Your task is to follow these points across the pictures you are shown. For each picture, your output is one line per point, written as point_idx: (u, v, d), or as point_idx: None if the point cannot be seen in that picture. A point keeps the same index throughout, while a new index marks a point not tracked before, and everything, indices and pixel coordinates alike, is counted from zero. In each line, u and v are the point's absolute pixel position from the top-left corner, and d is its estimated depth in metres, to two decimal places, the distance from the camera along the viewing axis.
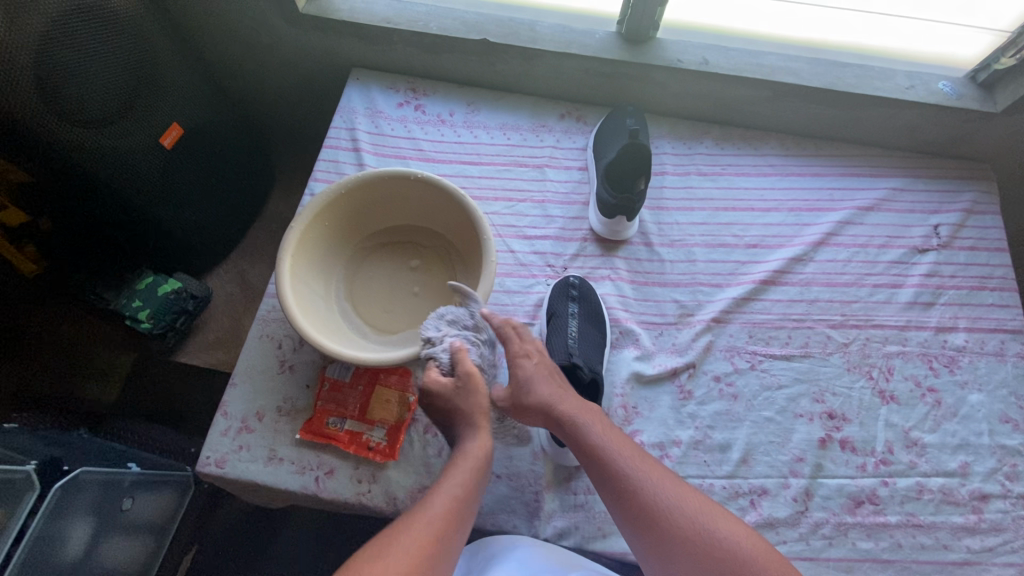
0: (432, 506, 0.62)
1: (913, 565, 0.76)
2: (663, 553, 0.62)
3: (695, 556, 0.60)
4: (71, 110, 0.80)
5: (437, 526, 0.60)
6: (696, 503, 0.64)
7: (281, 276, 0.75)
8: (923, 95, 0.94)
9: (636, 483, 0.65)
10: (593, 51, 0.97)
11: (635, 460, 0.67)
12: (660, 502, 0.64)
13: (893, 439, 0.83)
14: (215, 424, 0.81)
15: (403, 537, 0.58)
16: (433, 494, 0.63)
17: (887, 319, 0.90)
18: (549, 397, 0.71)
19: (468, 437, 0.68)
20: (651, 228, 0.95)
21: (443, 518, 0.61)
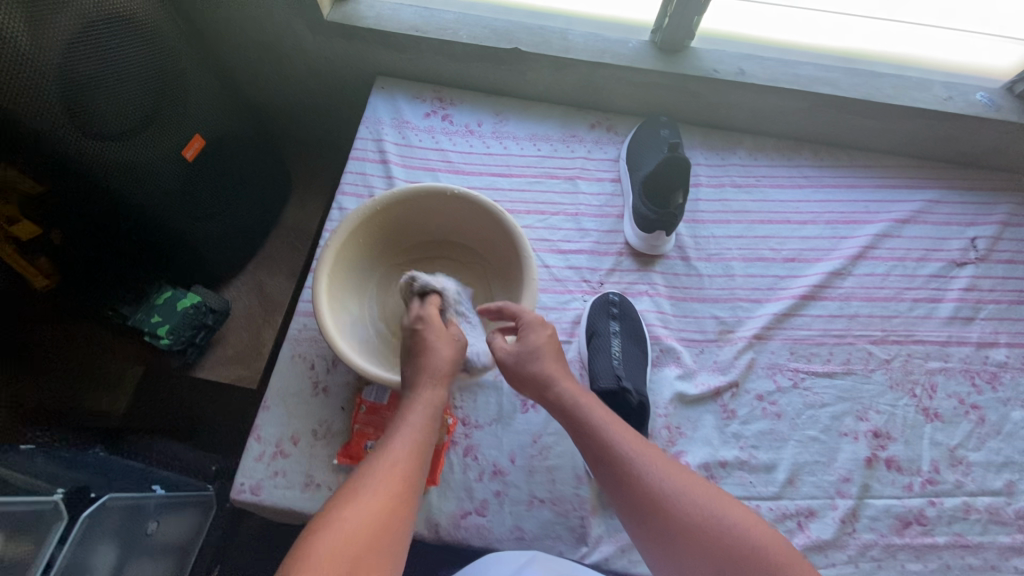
0: (396, 447, 0.60)
1: None
2: (666, 543, 0.58)
3: (701, 547, 0.57)
4: (92, 121, 0.76)
5: (401, 466, 0.58)
6: (702, 490, 0.60)
7: (319, 304, 0.72)
8: (961, 107, 0.93)
9: (637, 468, 0.62)
10: (627, 60, 0.94)
11: (635, 444, 0.64)
12: (662, 489, 0.60)
13: (938, 458, 0.83)
14: (249, 448, 0.79)
15: (371, 483, 0.56)
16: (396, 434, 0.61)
17: (928, 334, 0.90)
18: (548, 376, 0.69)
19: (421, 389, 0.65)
20: (687, 241, 0.93)
21: (407, 458, 0.59)
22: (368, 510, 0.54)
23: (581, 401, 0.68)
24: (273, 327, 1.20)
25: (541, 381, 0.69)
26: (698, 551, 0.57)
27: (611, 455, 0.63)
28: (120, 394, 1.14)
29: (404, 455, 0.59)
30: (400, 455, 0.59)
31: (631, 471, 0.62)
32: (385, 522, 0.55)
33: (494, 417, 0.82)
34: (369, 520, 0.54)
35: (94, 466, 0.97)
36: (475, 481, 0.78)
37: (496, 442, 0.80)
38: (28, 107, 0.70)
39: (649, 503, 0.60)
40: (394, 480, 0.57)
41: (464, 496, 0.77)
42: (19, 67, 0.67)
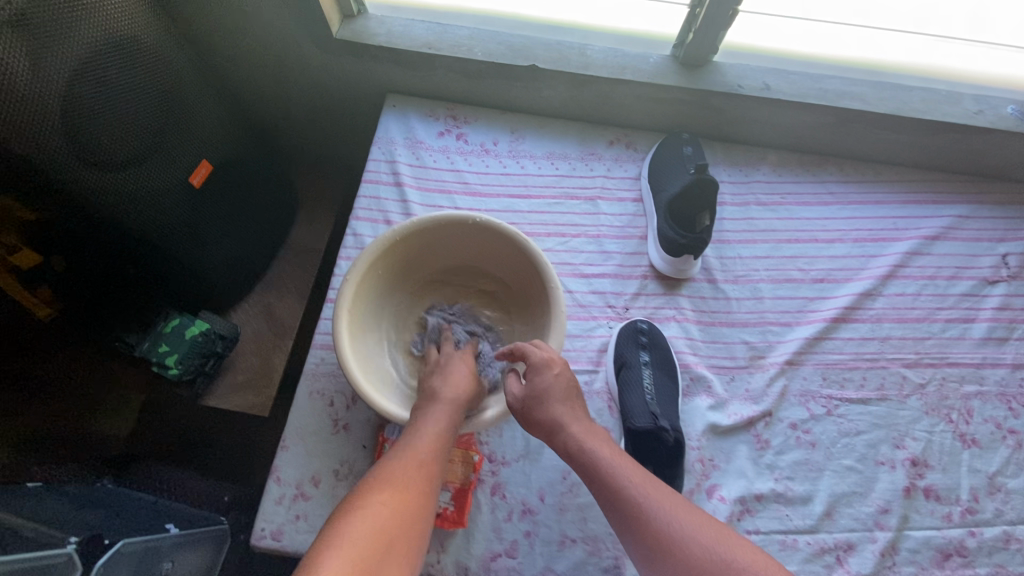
0: (416, 443, 0.61)
1: None
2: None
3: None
4: (95, 153, 0.72)
5: (422, 463, 0.60)
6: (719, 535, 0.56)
7: (338, 342, 0.69)
8: (993, 121, 0.90)
9: (647, 510, 0.58)
10: (649, 76, 0.91)
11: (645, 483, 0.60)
12: (673, 532, 0.56)
13: (977, 486, 0.81)
14: (268, 491, 0.76)
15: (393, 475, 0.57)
16: (416, 433, 0.62)
17: (961, 356, 0.89)
18: (556, 419, 0.66)
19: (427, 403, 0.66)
20: (714, 263, 0.91)
21: (428, 455, 0.61)
22: (390, 499, 0.55)
23: (591, 440, 0.65)
24: (284, 351, 1.15)
25: (548, 422, 0.67)
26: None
27: (620, 495, 0.60)
28: (121, 418, 1.10)
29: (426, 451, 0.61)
30: (421, 451, 0.61)
31: (641, 514, 0.58)
32: (407, 513, 0.55)
33: (521, 453, 0.79)
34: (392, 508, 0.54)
35: (106, 503, 0.93)
36: (504, 520, 0.76)
37: (525, 479, 0.78)
38: (30, 146, 0.65)
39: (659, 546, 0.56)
40: (415, 475, 0.58)
41: (494, 537, 0.75)
42: (23, 105, 0.62)
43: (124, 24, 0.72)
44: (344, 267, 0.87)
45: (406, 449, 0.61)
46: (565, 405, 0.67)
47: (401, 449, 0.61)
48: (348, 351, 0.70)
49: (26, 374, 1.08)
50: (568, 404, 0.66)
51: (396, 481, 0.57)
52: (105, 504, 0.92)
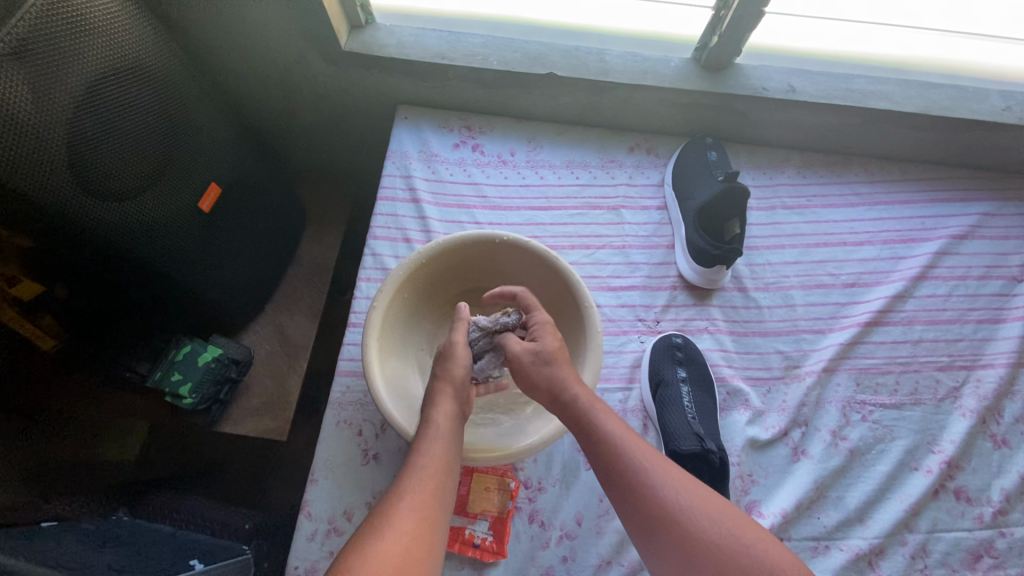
0: (422, 465, 0.55)
1: None
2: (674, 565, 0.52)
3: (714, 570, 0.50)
4: (102, 184, 0.66)
5: (429, 489, 0.53)
6: (722, 511, 0.53)
7: (369, 366, 0.67)
8: (1020, 117, 0.89)
9: (647, 481, 0.55)
10: (671, 81, 0.88)
11: (645, 453, 0.57)
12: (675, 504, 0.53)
13: (1009, 487, 0.80)
14: (300, 528, 0.73)
15: (397, 507, 0.51)
16: (421, 452, 0.56)
17: (996, 357, 0.87)
18: (560, 379, 0.62)
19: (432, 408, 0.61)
20: (743, 271, 0.90)
21: (437, 478, 0.54)
22: (398, 538, 0.49)
23: (594, 408, 0.60)
24: (299, 374, 1.08)
25: (551, 381, 0.62)
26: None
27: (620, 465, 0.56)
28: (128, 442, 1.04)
29: (433, 474, 0.55)
30: (428, 477, 0.54)
31: (641, 484, 0.55)
32: (418, 551, 0.49)
33: (558, 477, 0.77)
34: (400, 547, 0.48)
35: (126, 540, 0.84)
36: (541, 548, 0.73)
37: (561, 504, 0.76)
38: (32, 179, 0.59)
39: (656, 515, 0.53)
40: (422, 505, 0.52)
41: (531, 565, 0.73)
42: (17, 136, 0.57)
43: (120, 38, 0.66)
44: (365, 289, 0.84)
45: (412, 472, 0.54)
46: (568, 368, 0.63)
47: (406, 473, 0.55)
48: (379, 376, 0.67)
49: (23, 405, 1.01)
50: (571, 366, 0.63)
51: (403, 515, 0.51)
52: (125, 541, 0.83)
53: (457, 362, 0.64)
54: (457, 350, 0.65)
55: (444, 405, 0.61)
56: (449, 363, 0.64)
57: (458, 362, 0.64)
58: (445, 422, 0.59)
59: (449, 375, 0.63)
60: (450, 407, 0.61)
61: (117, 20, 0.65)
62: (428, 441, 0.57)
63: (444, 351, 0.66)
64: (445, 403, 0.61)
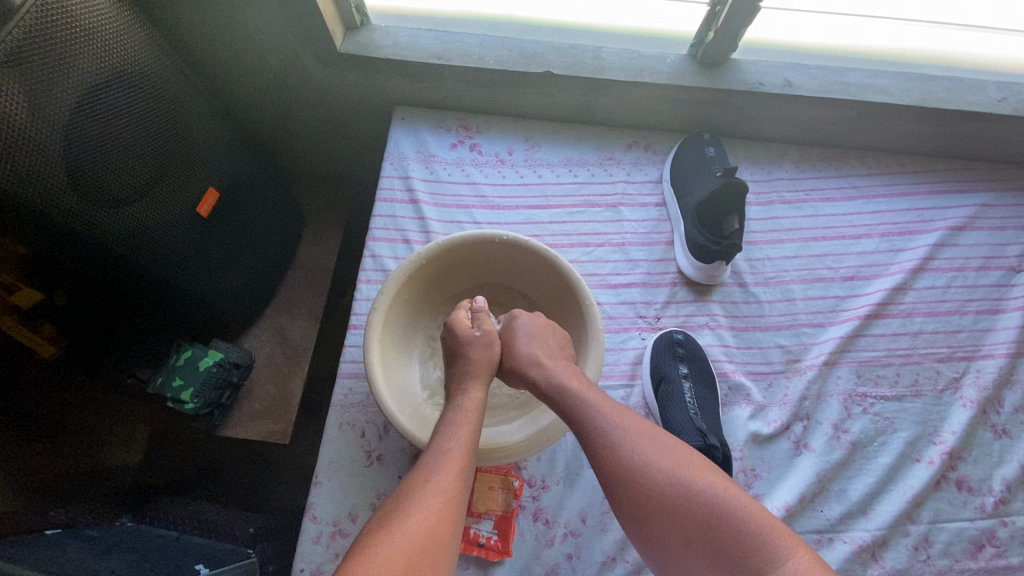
0: (448, 446, 0.54)
1: None
2: (641, 527, 0.52)
3: (676, 526, 0.50)
4: (99, 186, 0.66)
5: (457, 470, 0.52)
6: (688, 467, 0.52)
7: (374, 378, 0.66)
8: (1016, 108, 0.89)
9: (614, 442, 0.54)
10: (667, 77, 0.88)
11: (614, 415, 0.56)
12: (639, 464, 0.53)
13: (1009, 477, 0.80)
14: (305, 530, 0.73)
15: (420, 489, 0.50)
16: (448, 434, 0.56)
17: (996, 347, 0.87)
18: (531, 362, 0.64)
19: (462, 393, 0.62)
20: (742, 266, 0.90)
21: (464, 460, 0.54)
22: (423, 520, 0.47)
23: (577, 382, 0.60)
24: (301, 376, 1.07)
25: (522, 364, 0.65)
26: (675, 532, 0.50)
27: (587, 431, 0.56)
28: (129, 447, 1.04)
29: (460, 454, 0.54)
30: (455, 456, 0.53)
31: (608, 449, 0.54)
32: (444, 534, 0.48)
33: (562, 476, 0.77)
34: (430, 524, 0.47)
35: (130, 544, 0.83)
36: (546, 546, 0.74)
37: (565, 503, 0.76)
38: (29, 182, 0.58)
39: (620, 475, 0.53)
40: (451, 483, 0.51)
41: (536, 563, 0.73)
42: (13, 137, 0.56)
43: (113, 41, 0.66)
44: (365, 291, 0.84)
45: (436, 456, 0.53)
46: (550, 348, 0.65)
47: (431, 454, 0.54)
48: (383, 388, 0.66)
49: (27, 413, 1.01)
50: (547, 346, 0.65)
51: (432, 494, 0.50)
52: (128, 545, 0.83)
53: (490, 348, 0.67)
54: (490, 336, 0.67)
55: (475, 391, 0.62)
56: (480, 349, 0.66)
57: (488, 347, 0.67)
58: (473, 407, 0.60)
59: (481, 359, 0.66)
60: (481, 391, 0.62)
61: (112, 23, 0.65)
62: (457, 423, 0.57)
63: (475, 336, 0.67)
64: (477, 388, 0.63)
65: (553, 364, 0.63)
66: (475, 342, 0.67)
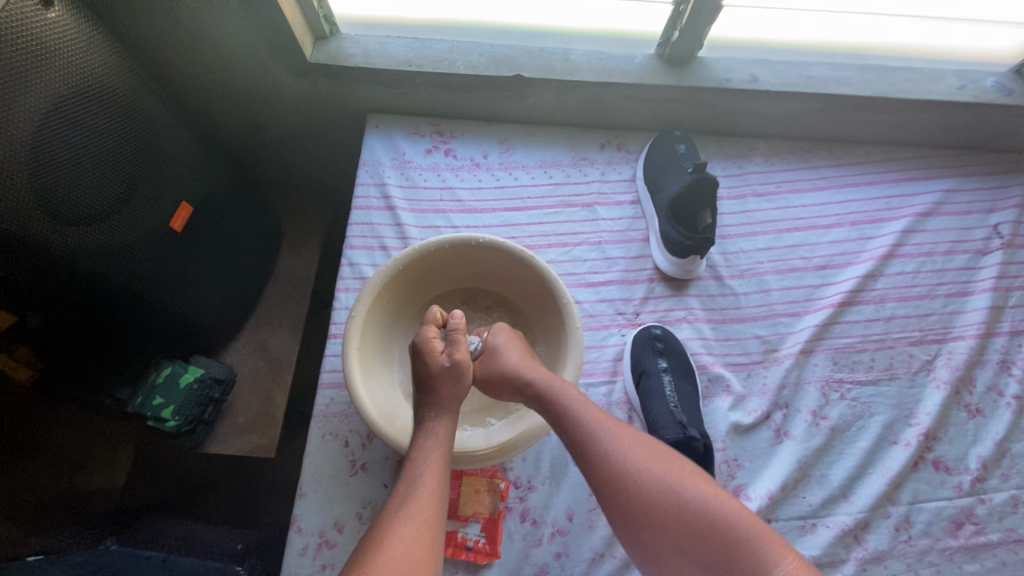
0: (421, 476, 0.54)
1: None
2: (634, 534, 0.52)
3: (702, 561, 0.49)
4: (66, 207, 0.65)
5: (430, 496, 0.52)
6: (683, 476, 0.53)
7: (359, 398, 0.65)
8: (976, 95, 0.92)
9: (605, 450, 0.55)
10: (636, 77, 0.90)
11: (607, 425, 0.57)
12: (632, 470, 0.53)
13: (984, 454, 0.82)
14: (290, 543, 0.72)
15: (397, 515, 0.50)
16: (418, 462, 0.55)
17: (966, 329, 0.89)
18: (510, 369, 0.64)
19: (432, 420, 0.59)
20: (718, 260, 0.91)
21: (437, 483, 0.54)
22: (400, 546, 0.47)
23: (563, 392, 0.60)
24: (284, 388, 1.10)
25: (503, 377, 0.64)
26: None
27: (604, 463, 0.54)
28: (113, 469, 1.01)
29: (431, 480, 0.53)
30: (426, 484, 0.53)
31: (602, 456, 0.54)
32: (423, 555, 0.48)
33: (547, 476, 0.77)
34: (406, 558, 0.47)
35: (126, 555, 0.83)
36: (534, 547, 0.74)
37: (551, 502, 0.76)
38: None
39: (626, 488, 0.52)
40: (424, 509, 0.51)
41: (525, 564, 0.73)
42: None
43: (78, 57, 0.65)
44: (344, 299, 0.83)
45: (410, 483, 0.53)
46: (519, 354, 0.66)
47: (403, 483, 0.53)
48: (366, 404, 0.66)
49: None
50: (518, 352, 0.66)
51: (403, 527, 0.49)
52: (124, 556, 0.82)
53: (458, 381, 0.61)
54: (461, 368, 0.62)
55: (444, 414, 0.60)
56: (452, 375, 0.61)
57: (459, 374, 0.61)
58: (444, 431, 0.59)
59: (452, 393, 0.61)
60: (453, 417, 0.60)
61: (75, 41, 0.64)
62: (426, 449, 0.56)
63: (444, 368, 0.61)
64: (450, 414, 0.60)
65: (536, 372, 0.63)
66: (444, 375, 0.61)
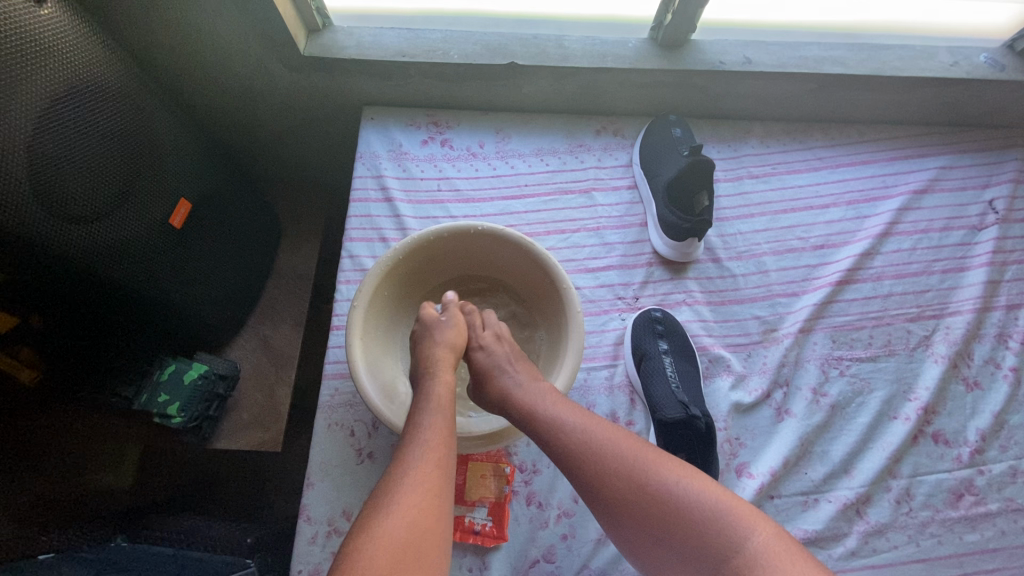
0: (427, 439, 0.54)
1: (1019, 550, 0.78)
2: (621, 530, 0.53)
3: (683, 549, 0.50)
4: (67, 206, 0.65)
5: (437, 460, 0.53)
6: (656, 467, 0.53)
7: (359, 375, 0.67)
8: (969, 71, 0.92)
9: (578, 453, 0.55)
10: (630, 62, 0.90)
11: (580, 426, 0.57)
12: (606, 470, 0.54)
13: (983, 427, 0.83)
14: (300, 532, 0.73)
15: (404, 479, 0.50)
16: (424, 426, 0.56)
17: (963, 304, 0.90)
18: (504, 392, 0.64)
19: (431, 380, 0.61)
20: (715, 242, 0.92)
21: (444, 447, 0.54)
22: (407, 512, 0.48)
23: (537, 400, 0.60)
24: (287, 382, 1.07)
25: (497, 395, 0.64)
26: (685, 561, 0.50)
27: (582, 467, 0.55)
28: (123, 467, 1.02)
29: (438, 444, 0.54)
30: (432, 446, 0.53)
31: (576, 458, 0.55)
32: (430, 522, 0.49)
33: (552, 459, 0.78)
34: (412, 524, 0.48)
35: (138, 557, 0.83)
36: (540, 529, 0.75)
37: (556, 485, 0.77)
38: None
39: (603, 488, 0.53)
40: (431, 473, 0.51)
41: (532, 546, 0.74)
42: None
43: (71, 55, 0.64)
44: (345, 291, 0.84)
45: (415, 445, 0.54)
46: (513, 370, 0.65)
47: (408, 448, 0.54)
48: (366, 377, 0.67)
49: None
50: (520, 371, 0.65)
51: (410, 492, 0.50)
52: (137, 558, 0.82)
53: (458, 332, 0.68)
54: (456, 323, 0.69)
55: (444, 375, 0.62)
56: (450, 331, 0.67)
57: (453, 334, 0.67)
58: (447, 397, 0.60)
59: (450, 341, 0.66)
60: (450, 375, 0.63)
61: (66, 39, 0.64)
62: (432, 414, 0.57)
63: (442, 320, 0.68)
64: (448, 371, 0.63)
65: (526, 393, 0.62)
66: (443, 326, 0.67)
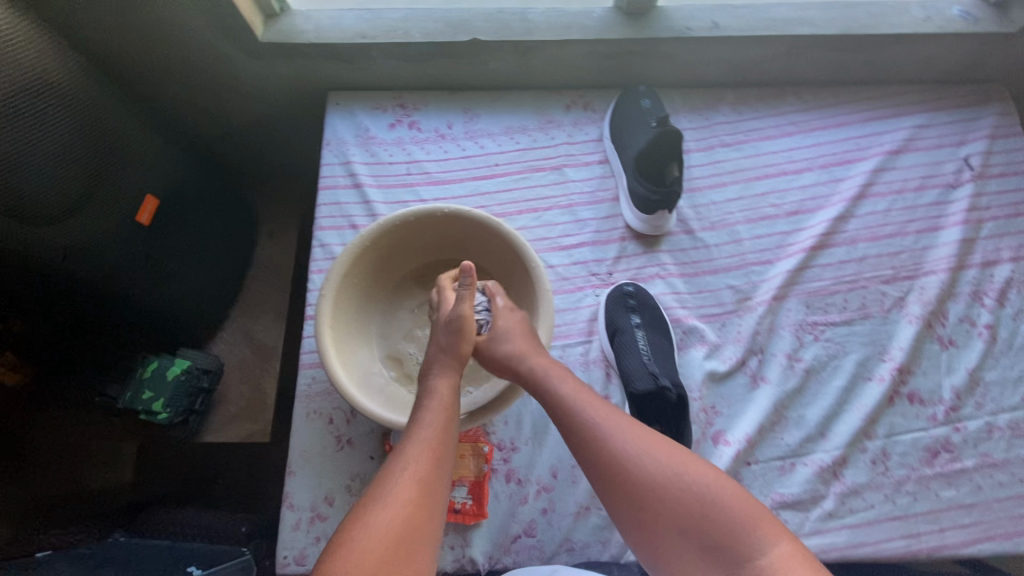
0: (422, 435, 0.54)
1: (995, 503, 0.79)
2: (628, 517, 0.53)
3: (697, 544, 0.50)
4: (20, 207, 0.65)
5: (430, 456, 0.53)
6: (680, 461, 0.53)
7: (333, 369, 0.66)
8: (941, 25, 0.90)
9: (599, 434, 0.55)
10: (595, 33, 0.88)
11: (602, 412, 0.57)
12: (627, 456, 0.54)
13: (957, 384, 0.83)
14: (283, 519, 0.74)
15: (397, 474, 0.51)
16: (422, 422, 0.56)
17: (938, 263, 0.89)
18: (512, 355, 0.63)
19: (436, 379, 0.61)
20: (688, 214, 0.91)
21: (440, 443, 0.54)
22: (397, 507, 0.49)
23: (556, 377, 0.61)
24: (273, 374, 1.09)
25: (506, 359, 0.63)
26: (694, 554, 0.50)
27: (600, 451, 0.55)
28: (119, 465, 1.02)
29: (436, 443, 0.54)
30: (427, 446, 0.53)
31: (595, 441, 0.55)
32: (420, 516, 0.49)
33: (530, 437, 0.79)
34: (401, 516, 0.48)
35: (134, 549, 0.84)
36: (520, 505, 0.76)
37: (535, 461, 0.78)
38: None
39: (620, 474, 0.53)
40: (422, 471, 0.51)
41: (512, 522, 0.75)
42: None
43: (20, 53, 0.63)
44: (318, 280, 0.84)
45: (409, 442, 0.54)
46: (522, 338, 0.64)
47: (404, 444, 0.54)
48: (342, 376, 0.67)
49: None
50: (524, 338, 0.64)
51: (402, 486, 0.50)
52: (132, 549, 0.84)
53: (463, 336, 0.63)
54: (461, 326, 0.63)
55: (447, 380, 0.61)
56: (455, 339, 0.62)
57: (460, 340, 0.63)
58: (446, 395, 0.59)
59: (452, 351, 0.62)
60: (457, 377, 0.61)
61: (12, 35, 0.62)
62: (430, 412, 0.57)
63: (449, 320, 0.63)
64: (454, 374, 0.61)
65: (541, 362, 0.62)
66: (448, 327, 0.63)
